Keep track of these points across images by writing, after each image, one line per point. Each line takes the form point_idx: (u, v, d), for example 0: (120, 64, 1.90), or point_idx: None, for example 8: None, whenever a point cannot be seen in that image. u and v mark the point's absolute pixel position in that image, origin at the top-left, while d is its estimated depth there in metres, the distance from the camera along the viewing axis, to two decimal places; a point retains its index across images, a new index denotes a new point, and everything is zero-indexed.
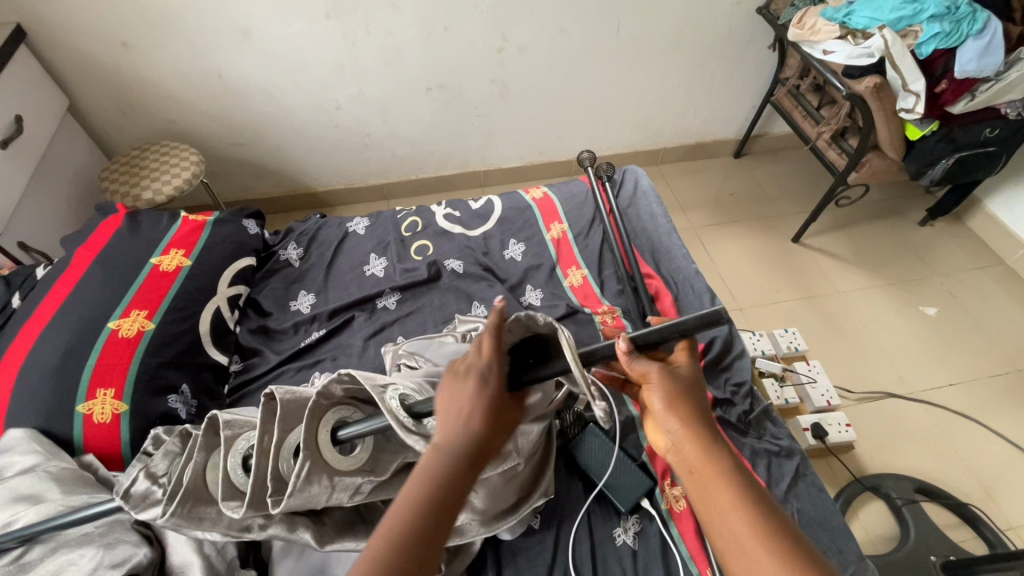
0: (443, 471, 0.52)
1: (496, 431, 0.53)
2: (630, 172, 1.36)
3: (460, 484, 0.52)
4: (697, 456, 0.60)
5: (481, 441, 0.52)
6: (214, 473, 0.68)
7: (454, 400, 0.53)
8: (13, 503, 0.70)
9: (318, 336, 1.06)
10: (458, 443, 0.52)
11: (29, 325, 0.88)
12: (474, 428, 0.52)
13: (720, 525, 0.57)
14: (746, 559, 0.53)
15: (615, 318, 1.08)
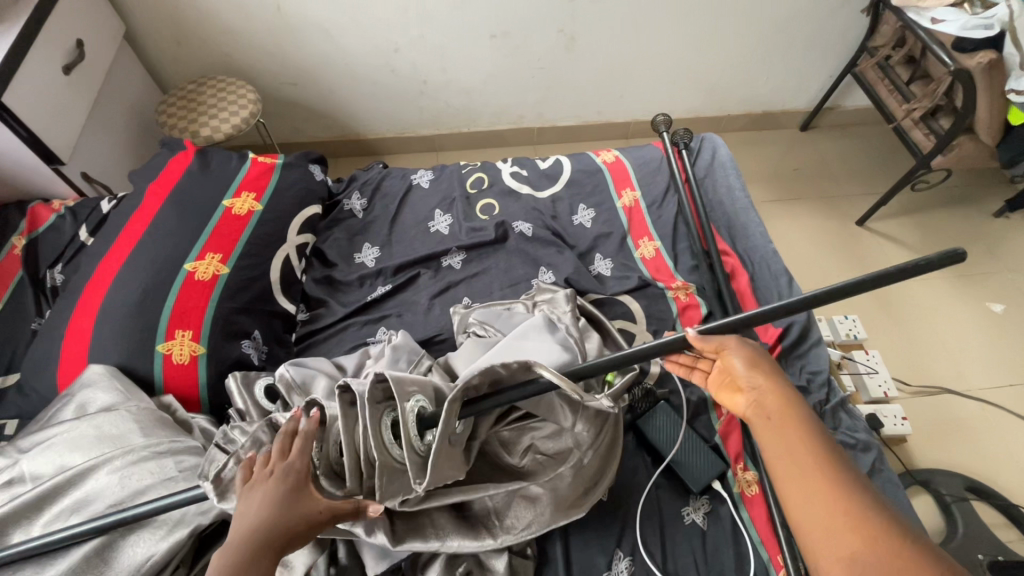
0: (252, 553, 0.55)
1: (302, 504, 0.59)
2: (708, 141, 1.28)
3: (254, 566, 0.55)
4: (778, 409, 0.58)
5: (276, 525, 0.57)
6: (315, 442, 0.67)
7: (256, 476, 0.61)
8: (101, 443, 0.70)
9: (383, 291, 1.04)
10: (259, 523, 0.57)
11: (107, 262, 0.87)
12: (264, 512, 0.58)
13: (799, 483, 0.52)
14: (813, 506, 0.51)
15: (689, 294, 1.05)
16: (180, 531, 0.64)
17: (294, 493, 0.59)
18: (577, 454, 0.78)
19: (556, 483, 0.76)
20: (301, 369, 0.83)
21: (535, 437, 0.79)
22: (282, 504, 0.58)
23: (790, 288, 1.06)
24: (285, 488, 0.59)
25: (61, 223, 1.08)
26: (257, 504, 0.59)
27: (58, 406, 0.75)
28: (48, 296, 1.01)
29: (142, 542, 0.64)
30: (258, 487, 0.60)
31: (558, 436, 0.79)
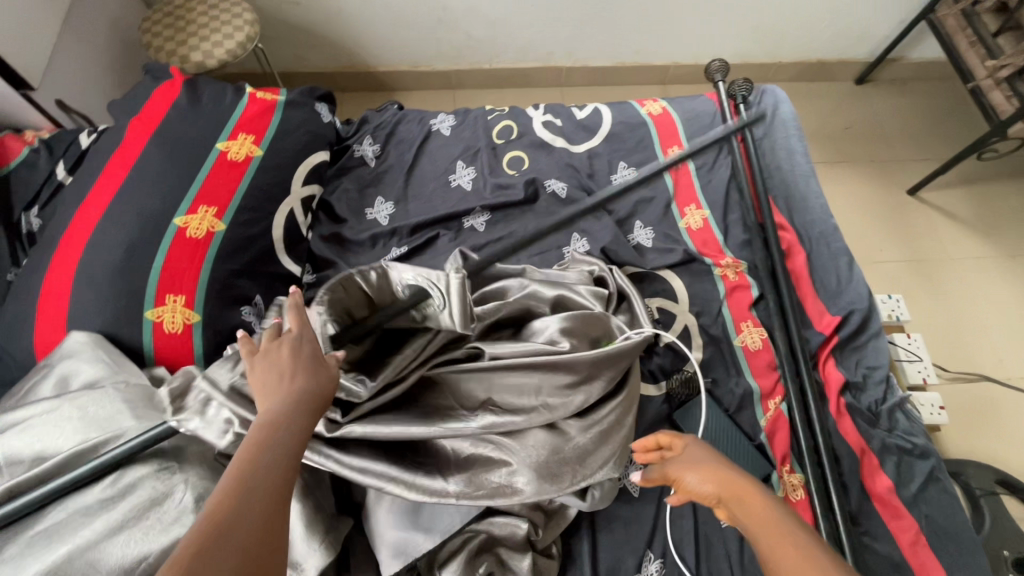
0: (286, 409, 0.48)
1: (328, 366, 0.55)
2: (769, 94, 1.13)
3: (289, 423, 0.47)
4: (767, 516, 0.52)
5: (307, 387, 0.51)
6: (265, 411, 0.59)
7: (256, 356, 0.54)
8: (86, 425, 0.62)
9: (399, 254, 0.94)
10: (292, 386, 0.51)
11: (84, 211, 0.76)
12: (298, 378, 0.52)
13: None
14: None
15: (738, 274, 0.94)
16: (174, 530, 0.56)
17: (317, 360, 0.54)
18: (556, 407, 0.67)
19: (531, 448, 0.66)
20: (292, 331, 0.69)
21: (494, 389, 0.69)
22: (306, 367, 0.53)
23: (849, 271, 0.96)
24: (307, 354, 0.54)
25: (35, 158, 0.96)
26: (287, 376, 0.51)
27: (37, 380, 0.66)
28: (24, 242, 0.90)
29: (132, 541, 0.55)
30: (273, 356, 0.53)
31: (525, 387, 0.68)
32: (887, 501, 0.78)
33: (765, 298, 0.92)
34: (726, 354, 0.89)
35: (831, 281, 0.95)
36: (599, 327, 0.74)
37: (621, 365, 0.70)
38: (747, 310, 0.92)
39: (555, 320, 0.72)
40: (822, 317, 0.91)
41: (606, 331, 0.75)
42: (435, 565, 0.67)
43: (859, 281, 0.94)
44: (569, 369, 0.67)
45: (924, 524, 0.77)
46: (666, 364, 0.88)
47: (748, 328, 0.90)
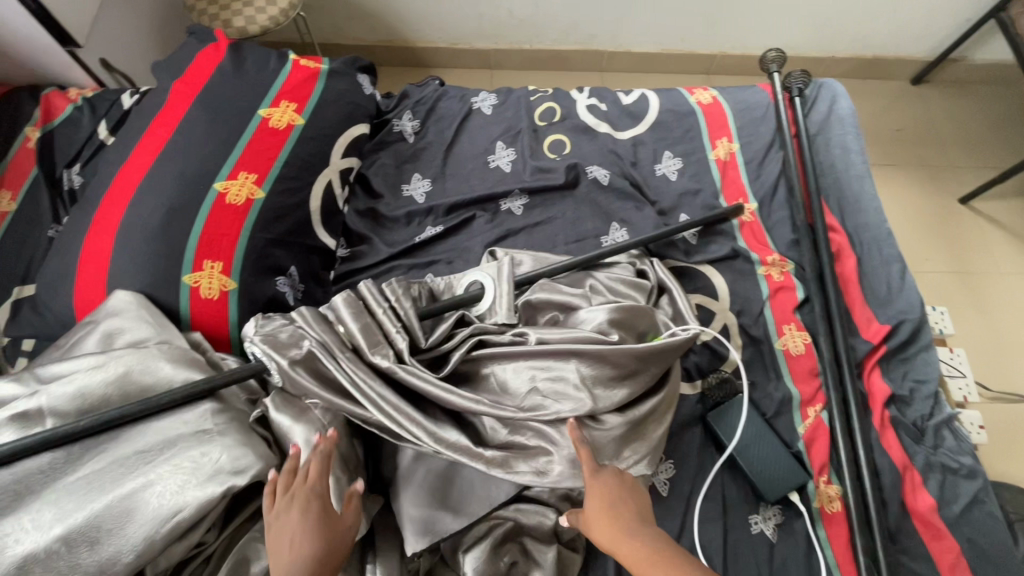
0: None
1: (339, 519, 0.53)
2: (827, 88, 1.07)
3: None
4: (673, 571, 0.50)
5: (318, 548, 0.50)
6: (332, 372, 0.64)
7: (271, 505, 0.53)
8: (126, 380, 0.61)
9: (433, 234, 0.92)
10: (303, 551, 0.49)
11: (126, 170, 0.75)
12: (307, 545, 0.50)
13: None
14: None
15: (783, 274, 0.90)
16: (209, 489, 0.55)
17: (328, 514, 0.52)
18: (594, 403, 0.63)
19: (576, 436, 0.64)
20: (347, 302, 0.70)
21: (538, 377, 0.66)
22: (319, 525, 0.51)
23: (902, 279, 0.91)
24: (318, 508, 0.52)
25: (79, 117, 0.97)
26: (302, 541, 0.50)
27: (80, 334, 0.66)
28: (65, 199, 0.91)
29: (168, 492, 0.54)
30: (286, 512, 0.52)
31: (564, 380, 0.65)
32: (928, 521, 0.75)
33: (811, 301, 0.88)
34: (765, 357, 0.85)
35: (881, 288, 0.90)
36: (647, 321, 0.72)
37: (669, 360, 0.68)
38: (790, 312, 0.88)
39: (603, 311, 0.69)
40: (869, 324, 0.87)
41: (652, 326, 0.73)
42: (459, 550, 0.66)
43: (912, 290, 0.90)
44: (612, 363, 0.64)
45: (967, 547, 0.74)
46: (703, 363, 0.85)
47: (790, 331, 0.87)
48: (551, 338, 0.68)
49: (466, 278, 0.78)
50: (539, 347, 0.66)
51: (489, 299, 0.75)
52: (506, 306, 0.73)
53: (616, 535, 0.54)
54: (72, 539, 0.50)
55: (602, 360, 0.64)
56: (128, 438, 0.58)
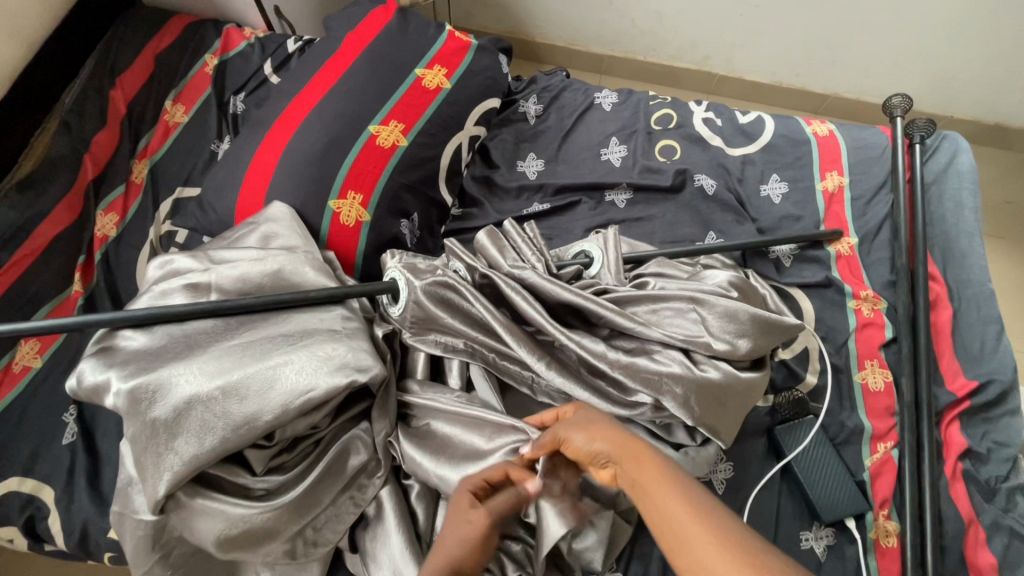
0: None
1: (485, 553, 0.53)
2: (950, 140, 1.06)
3: None
4: (645, 466, 0.47)
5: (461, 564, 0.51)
6: (467, 304, 0.69)
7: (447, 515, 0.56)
8: (277, 276, 0.70)
9: (541, 210, 0.98)
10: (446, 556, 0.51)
11: (297, 102, 0.85)
12: (454, 554, 0.52)
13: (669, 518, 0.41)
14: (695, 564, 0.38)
15: (874, 311, 0.91)
16: (337, 378, 0.62)
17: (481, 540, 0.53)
18: (710, 346, 0.67)
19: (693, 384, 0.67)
20: (462, 248, 0.76)
21: (659, 320, 0.71)
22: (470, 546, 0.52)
23: (998, 340, 0.89)
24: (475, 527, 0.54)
25: (249, 52, 1.09)
26: (461, 537, 0.53)
27: (242, 232, 0.75)
28: (229, 121, 1.03)
29: (305, 372, 0.61)
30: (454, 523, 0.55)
31: (684, 320, 0.70)
32: None
33: (899, 341, 0.89)
34: (843, 386, 0.86)
35: (975, 345, 0.89)
36: (758, 299, 0.75)
37: (775, 335, 0.71)
38: (876, 349, 0.89)
39: (725, 272, 0.74)
40: (956, 379, 0.87)
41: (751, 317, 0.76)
42: None
43: (1007, 353, 0.88)
44: (736, 318, 0.68)
45: None
46: (778, 378, 0.87)
47: (871, 367, 0.87)
48: (671, 288, 0.73)
49: (573, 248, 0.83)
50: (662, 292, 0.71)
51: (599, 266, 0.80)
52: (614, 273, 0.78)
53: (597, 432, 0.53)
54: (227, 390, 0.59)
55: (724, 311, 0.68)
56: (274, 324, 0.66)
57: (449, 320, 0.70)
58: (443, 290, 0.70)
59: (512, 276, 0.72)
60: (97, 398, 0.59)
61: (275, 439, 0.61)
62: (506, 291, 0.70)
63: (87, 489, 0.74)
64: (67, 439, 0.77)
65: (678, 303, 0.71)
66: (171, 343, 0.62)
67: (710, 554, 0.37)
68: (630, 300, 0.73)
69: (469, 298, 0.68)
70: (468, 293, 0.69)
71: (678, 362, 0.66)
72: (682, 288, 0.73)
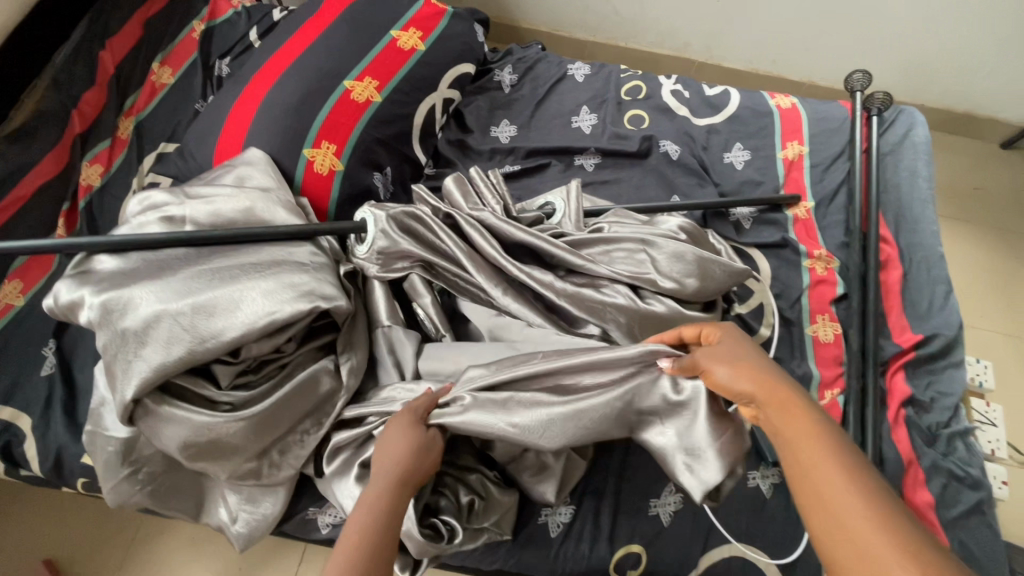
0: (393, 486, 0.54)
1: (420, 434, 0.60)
2: (907, 114, 1.10)
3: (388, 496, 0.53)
4: (792, 415, 0.45)
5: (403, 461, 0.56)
6: (436, 236, 0.74)
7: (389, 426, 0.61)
8: (250, 213, 0.73)
9: (511, 171, 1.02)
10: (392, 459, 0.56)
11: (276, 58, 0.89)
12: (395, 450, 0.57)
13: (815, 471, 0.41)
14: (840, 533, 0.37)
15: (828, 269, 0.95)
16: (302, 303, 0.65)
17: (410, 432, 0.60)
18: (656, 283, 0.70)
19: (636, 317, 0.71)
20: (427, 192, 0.79)
21: (610, 261, 0.75)
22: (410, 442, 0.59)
23: (944, 299, 0.93)
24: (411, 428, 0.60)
25: (236, 19, 1.13)
26: (395, 440, 0.59)
27: (219, 174, 0.79)
28: (213, 83, 1.07)
29: (272, 295, 0.65)
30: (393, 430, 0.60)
31: (634, 261, 0.74)
32: (923, 515, 0.77)
33: (849, 297, 0.92)
34: (795, 338, 0.90)
35: (922, 302, 0.94)
36: (709, 246, 0.79)
37: (722, 278, 0.75)
38: (828, 304, 0.93)
39: (677, 218, 0.78)
40: (903, 332, 0.91)
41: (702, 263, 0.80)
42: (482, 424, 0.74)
43: (952, 310, 0.92)
44: (684, 259, 0.72)
45: (956, 546, 0.76)
46: None
47: (822, 321, 0.91)
48: (625, 232, 0.76)
49: (538, 199, 0.87)
50: (614, 235, 0.75)
51: (560, 215, 0.84)
52: (574, 221, 0.82)
53: (740, 365, 0.50)
54: (196, 306, 0.62)
55: (672, 251, 0.72)
56: (245, 254, 0.69)
57: (412, 251, 0.73)
58: (409, 222, 0.74)
59: (474, 215, 0.75)
60: (73, 314, 0.63)
61: (241, 358, 0.64)
62: (468, 226, 0.73)
63: (63, 417, 0.77)
64: (46, 372, 0.80)
65: (628, 245, 0.75)
66: (145, 266, 0.65)
67: (889, 549, 0.34)
68: (585, 242, 0.76)
69: (436, 229, 0.73)
70: (434, 225, 0.74)
71: (623, 295, 0.70)
72: (634, 232, 0.76)
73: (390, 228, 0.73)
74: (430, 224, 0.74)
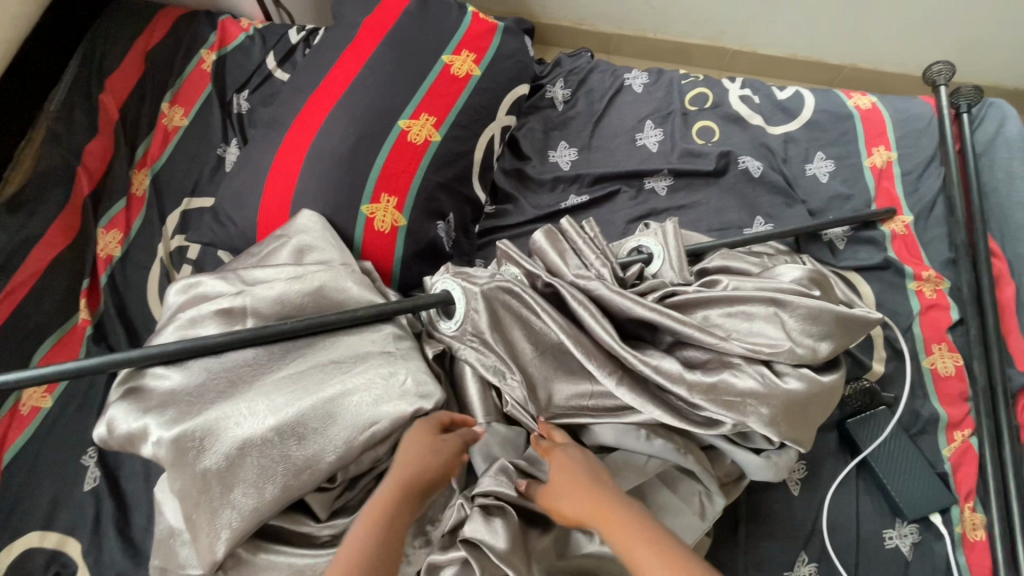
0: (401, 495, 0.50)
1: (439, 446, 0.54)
2: (997, 108, 1.01)
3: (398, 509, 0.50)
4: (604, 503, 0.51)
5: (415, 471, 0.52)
6: (536, 316, 0.64)
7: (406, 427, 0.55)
8: (318, 296, 0.62)
9: (580, 203, 0.92)
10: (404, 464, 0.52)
11: (316, 99, 0.77)
12: (411, 459, 0.52)
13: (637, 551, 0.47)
14: None
15: (937, 292, 0.87)
16: (401, 409, 0.55)
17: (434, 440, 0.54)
18: (793, 356, 0.61)
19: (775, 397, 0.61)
20: (515, 252, 0.70)
21: (733, 328, 0.65)
22: (429, 450, 0.53)
23: None
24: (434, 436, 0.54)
25: (250, 45, 0.99)
26: (413, 447, 0.53)
27: (271, 246, 0.68)
28: (233, 122, 0.94)
29: (367, 404, 0.55)
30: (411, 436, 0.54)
31: (763, 326, 0.64)
32: None
33: (966, 323, 0.84)
34: (912, 372, 0.82)
35: None
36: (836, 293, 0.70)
37: (855, 334, 0.66)
38: (943, 332, 0.85)
39: (800, 267, 0.68)
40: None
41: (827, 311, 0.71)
42: None
43: None
44: (819, 321, 0.63)
45: None
46: None
47: (940, 351, 0.83)
48: (746, 289, 0.67)
49: (627, 242, 0.77)
50: (737, 293, 0.66)
51: (660, 262, 0.74)
52: (677, 269, 0.73)
53: (565, 467, 0.55)
54: (283, 430, 0.52)
55: (806, 313, 0.63)
56: (322, 348, 0.59)
57: (510, 336, 0.64)
58: (503, 300, 0.64)
59: (580, 283, 0.67)
60: (132, 446, 0.52)
61: (338, 479, 0.55)
62: (572, 299, 0.65)
63: (117, 540, 0.66)
64: (89, 485, 0.69)
65: (756, 306, 0.65)
66: (212, 379, 0.55)
67: None
68: (701, 304, 0.67)
69: (535, 308, 0.64)
70: (533, 303, 0.64)
71: (759, 377, 0.60)
72: (757, 288, 0.67)
73: (479, 309, 0.63)
74: (525, 300, 0.64)
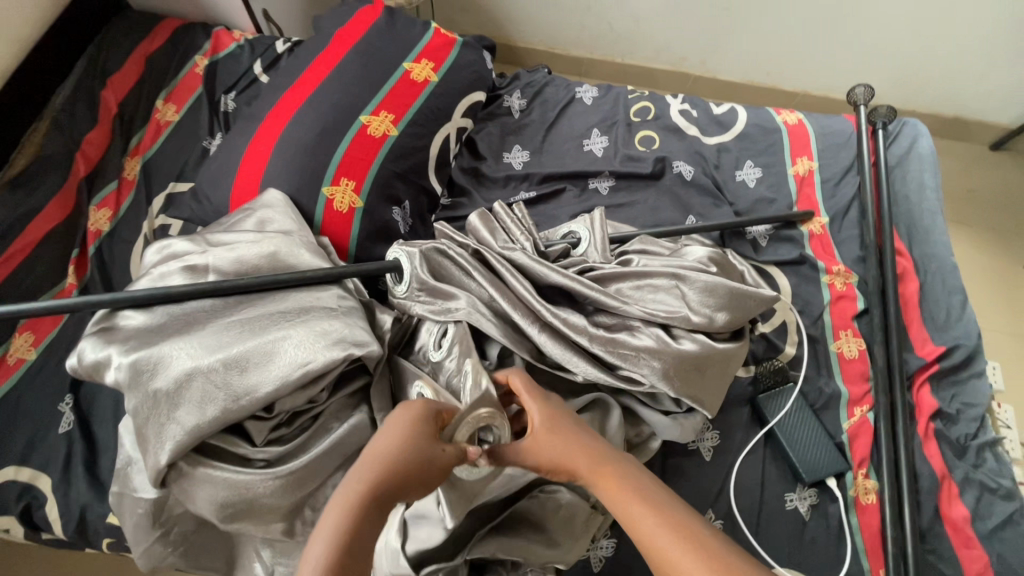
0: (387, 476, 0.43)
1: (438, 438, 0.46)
2: (910, 126, 1.12)
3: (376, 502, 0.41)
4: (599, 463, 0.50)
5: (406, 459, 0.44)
6: (470, 277, 0.74)
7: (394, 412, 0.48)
8: (274, 259, 0.71)
9: (527, 198, 1.02)
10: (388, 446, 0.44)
11: (289, 96, 0.88)
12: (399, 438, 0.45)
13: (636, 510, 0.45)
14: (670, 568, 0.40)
15: (846, 285, 0.96)
16: (335, 352, 0.63)
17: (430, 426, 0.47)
18: (688, 321, 0.69)
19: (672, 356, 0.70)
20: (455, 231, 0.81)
21: (641, 298, 0.74)
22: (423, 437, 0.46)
23: (961, 308, 0.94)
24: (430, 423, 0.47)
25: (239, 52, 1.11)
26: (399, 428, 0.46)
27: (238, 218, 0.78)
28: (219, 118, 1.05)
29: (304, 346, 0.63)
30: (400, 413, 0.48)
31: (666, 297, 0.73)
32: (959, 528, 0.78)
33: (869, 312, 0.93)
34: (820, 355, 0.91)
35: (940, 313, 0.94)
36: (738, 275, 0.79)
37: (753, 311, 0.73)
38: (850, 321, 0.93)
39: (704, 249, 0.77)
40: (925, 345, 0.92)
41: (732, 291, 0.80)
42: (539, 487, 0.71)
43: (970, 319, 0.93)
44: (716, 293, 0.71)
45: (995, 559, 0.76)
46: (759, 351, 0.90)
47: (846, 336, 0.92)
48: (654, 266, 0.76)
49: (561, 229, 0.87)
50: (644, 269, 0.75)
51: (585, 245, 0.84)
52: (600, 250, 0.82)
53: (559, 425, 0.53)
54: (229, 362, 0.60)
55: (704, 286, 0.71)
56: (272, 302, 0.68)
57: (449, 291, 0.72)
58: (442, 263, 0.74)
59: (508, 253, 0.76)
60: (98, 375, 0.60)
61: (275, 411, 0.62)
62: (501, 263, 0.74)
63: (85, 476, 0.74)
64: (63, 428, 0.77)
65: (660, 280, 0.74)
66: (172, 320, 0.64)
67: None
68: (615, 279, 0.76)
69: (469, 267, 0.73)
70: (466, 264, 0.73)
71: (654, 337, 0.69)
72: (665, 265, 0.76)
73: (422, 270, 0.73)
74: (462, 264, 0.74)
